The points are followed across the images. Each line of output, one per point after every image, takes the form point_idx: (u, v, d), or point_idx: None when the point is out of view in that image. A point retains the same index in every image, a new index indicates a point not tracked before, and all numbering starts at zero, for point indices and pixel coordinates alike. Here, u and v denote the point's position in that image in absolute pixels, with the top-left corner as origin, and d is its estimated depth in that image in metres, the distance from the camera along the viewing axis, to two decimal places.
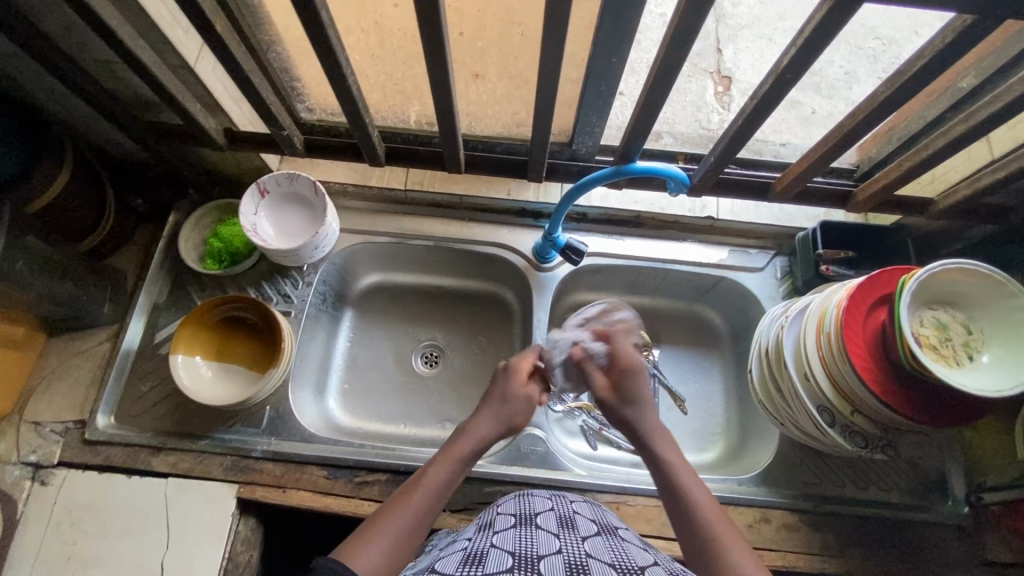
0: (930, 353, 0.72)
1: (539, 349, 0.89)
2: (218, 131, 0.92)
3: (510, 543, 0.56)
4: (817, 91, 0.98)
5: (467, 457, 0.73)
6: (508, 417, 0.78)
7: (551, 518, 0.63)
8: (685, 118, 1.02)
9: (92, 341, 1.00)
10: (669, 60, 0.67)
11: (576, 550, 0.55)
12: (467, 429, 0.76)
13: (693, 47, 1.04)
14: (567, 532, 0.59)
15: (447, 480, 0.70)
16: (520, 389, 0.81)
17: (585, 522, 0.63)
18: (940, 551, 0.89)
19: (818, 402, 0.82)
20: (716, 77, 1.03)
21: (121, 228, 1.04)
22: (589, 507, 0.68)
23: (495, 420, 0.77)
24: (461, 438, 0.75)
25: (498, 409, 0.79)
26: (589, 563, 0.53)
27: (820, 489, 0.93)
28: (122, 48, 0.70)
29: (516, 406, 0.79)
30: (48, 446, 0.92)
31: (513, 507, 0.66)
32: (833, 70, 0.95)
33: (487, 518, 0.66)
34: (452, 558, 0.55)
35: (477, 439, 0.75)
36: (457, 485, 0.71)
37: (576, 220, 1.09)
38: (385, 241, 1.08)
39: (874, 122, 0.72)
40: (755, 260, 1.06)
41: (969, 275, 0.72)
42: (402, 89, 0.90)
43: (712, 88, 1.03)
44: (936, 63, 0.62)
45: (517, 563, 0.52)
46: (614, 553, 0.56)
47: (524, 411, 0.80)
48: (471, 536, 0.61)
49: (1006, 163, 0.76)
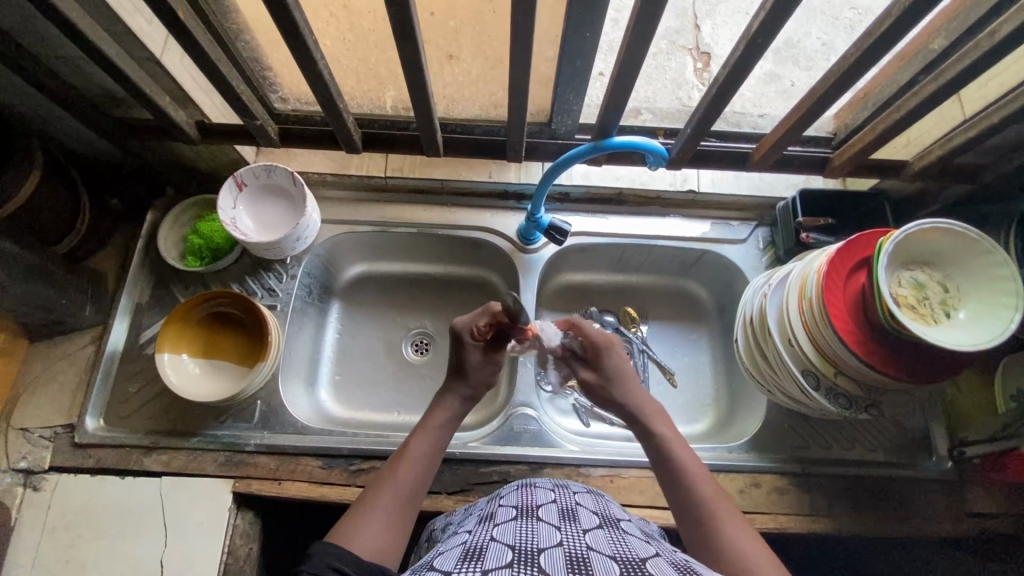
0: (908, 312, 0.73)
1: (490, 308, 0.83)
2: (189, 123, 0.89)
3: (510, 536, 0.57)
4: (796, 63, 0.97)
5: (444, 424, 0.77)
6: (469, 388, 0.81)
7: (553, 510, 0.63)
8: (665, 95, 1.02)
9: (76, 345, 0.99)
10: (640, 33, 0.66)
11: (578, 544, 0.55)
12: (437, 402, 0.79)
13: (670, 25, 1.03)
14: (568, 524, 0.60)
15: (430, 451, 0.73)
16: (477, 358, 0.81)
17: (587, 514, 0.63)
18: (927, 505, 0.92)
19: (802, 366, 0.83)
20: (695, 54, 1.02)
21: (98, 229, 1.03)
22: (591, 499, 0.68)
23: (465, 388, 0.80)
24: (436, 408, 0.78)
25: (465, 375, 0.81)
26: (590, 556, 0.53)
27: (809, 452, 0.95)
28: (85, 42, 0.68)
29: (478, 370, 0.81)
30: (38, 452, 0.92)
31: (515, 499, 0.67)
32: (810, 42, 0.95)
33: (488, 511, 0.66)
34: (451, 553, 0.56)
35: (454, 405, 0.79)
36: (441, 451, 0.75)
37: (558, 200, 1.10)
38: (368, 230, 1.08)
39: (845, 87, 0.73)
40: (737, 232, 1.07)
41: (943, 234, 0.74)
42: (376, 74, 0.89)
43: (692, 64, 1.03)
44: (902, 23, 0.62)
45: (517, 556, 0.52)
46: (616, 546, 0.57)
47: (491, 371, 0.83)
48: (472, 530, 0.62)
49: (975, 123, 0.77)
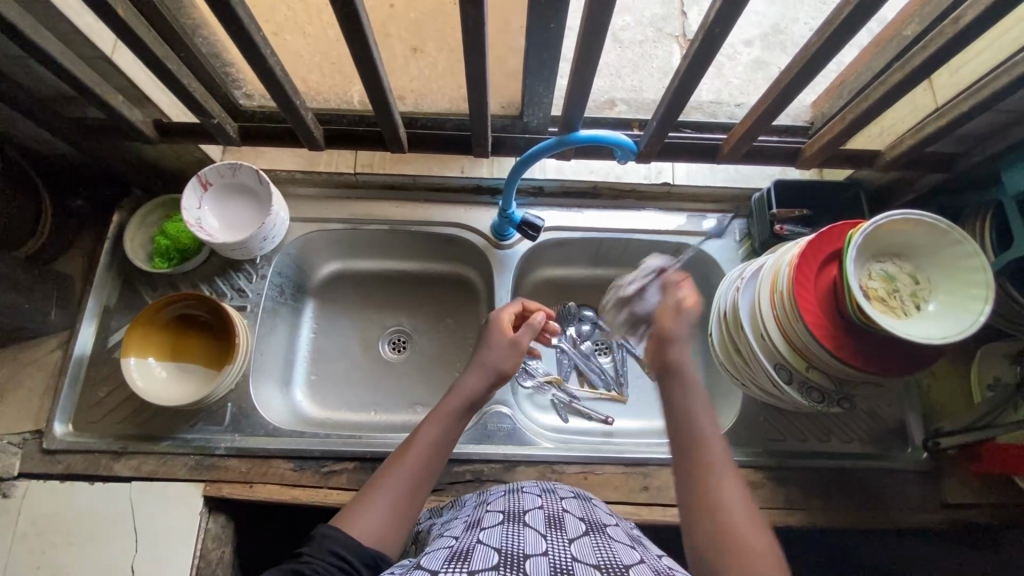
0: (879, 306, 0.72)
1: (521, 305, 0.87)
2: (146, 123, 0.87)
3: (496, 539, 0.56)
4: (783, 50, 0.97)
5: (461, 409, 0.73)
6: (493, 366, 0.76)
7: (539, 516, 0.63)
8: (651, 85, 1.00)
9: (43, 350, 0.97)
10: (596, 23, 0.64)
11: (563, 553, 0.55)
12: (458, 385, 0.75)
13: (658, 12, 1.04)
14: (554, 532, 0.59)
15: (441, 438, 0.70)
16: (502, 337, 0.79)
17: (573, 521, 0.63)
18: (902, 496, 0.92)
19: (775, 360, 0.82)
20: (681, 41, 1.01)
21: (63, 232, 1.01)
22: (578, 505, 0.68)
23: (483, 371, 0.76)
24: (454, 394, 0.74)
25: (482, 357, 0.78)
26: (574, 566, 0.53)
27: (784, 445, 0.94)
28: (25, 42, 0.66)
29: (501, 353, 0.78)
30: (6, 458, 0.89)
31: (502, 504, 0.67)
32: (798, 27, 0.97)
33: (475, 516, 0.66)
34: (437, 554, 0.55)
35: (473, 390, 0.74)
36: (454, 440, 0.72)
37: (532, 194, 1.08)
38: (339, 228, 1.06)
39: (811, 77, 0.71)
40: (713, 225, 1.06)
41: (915, 225, 0.73)
42: (340, 69, 0.86)
43: (678, 52, 1.01)
44: (863, 11, 0.60)
45: (502, 560, 0.52)
46: (600, 554, 0.56)
47: (513, 355, 0.78)
48: (457, 534, 0.61)
49: (946, 112, 0.76)
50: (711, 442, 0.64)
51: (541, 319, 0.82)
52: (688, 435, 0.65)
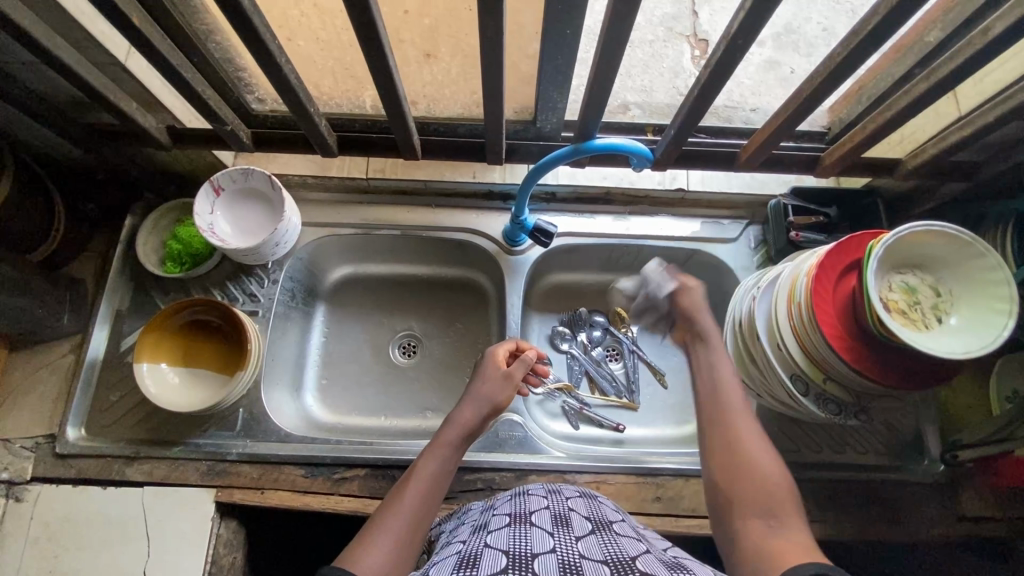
0: (899, 318, 0.71)
1: (517, 340, 0.88)
2: (159, 129, 0.87)
3: (504, 542, 0.56)
4: (795, 50, 0.96)
5: (457, 441, 0.72)
6: (487, 399, 0.77)
7: (546, 516, 0.62)
8: (662, 85, 0.99)
9: (57, 354, 0.98)
10: (615, 30, 0.63)
11: (570, 550, 0.54)
12: (452, 417, 0.74)
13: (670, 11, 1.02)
14: (561, 531, 0.59)
15: (439, 470, 0.68)
16: (495, 371, 0.80)
17: (579, 520, 0.62)
18: (917, 508, 0.91)
19: (791, 371, 0.81)
20: (693, 40, 1.00)
21: (76, 236, 1.01)
22: (584, 504, 0.68)
23: (477, 402, 0.76)
24: (449, 425, 0.73)
25: (477, 388, 0.78)
26: (582, 563, 0.52)
27: (799, 456, 0.93)
28: (40, 49, 0.66)
29: (495, 385, 0.78)
30: (19, 462, 0.90)
31: (508, 507, 0.66)
32: (810, 27, 0.95)
33: (482, 520, 0.66)
34: (447, 563, 0.55)
35: (468, 423, 0.74)
36: (452, 474, 0.70)
37: (543, 200, 1.07)
38: (351, 232, 1.06)
39: (833, 86, 0.70)
40: (727, 231, 1.05)
41: (936, 237, 0.72)
42: (353, 74, 0.86)
43: (689, 52, 1.00)
44: (891, 22, 0.59)
45: (511, 562, 0.52)
46: (607, 549, 0.56)
47: (505, 387, 0.79)
48: (466, 538, 0.61)
49: (970, 121, 0.75)
50: (733, 391, 0.65)
51: (536, 354, 0.82)
52: (716, 386, 0.66)
